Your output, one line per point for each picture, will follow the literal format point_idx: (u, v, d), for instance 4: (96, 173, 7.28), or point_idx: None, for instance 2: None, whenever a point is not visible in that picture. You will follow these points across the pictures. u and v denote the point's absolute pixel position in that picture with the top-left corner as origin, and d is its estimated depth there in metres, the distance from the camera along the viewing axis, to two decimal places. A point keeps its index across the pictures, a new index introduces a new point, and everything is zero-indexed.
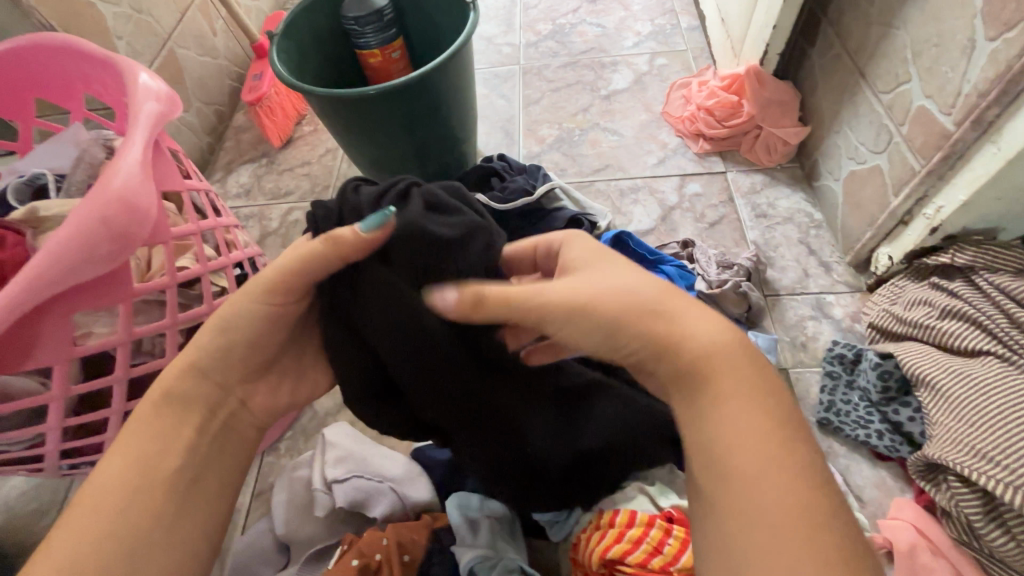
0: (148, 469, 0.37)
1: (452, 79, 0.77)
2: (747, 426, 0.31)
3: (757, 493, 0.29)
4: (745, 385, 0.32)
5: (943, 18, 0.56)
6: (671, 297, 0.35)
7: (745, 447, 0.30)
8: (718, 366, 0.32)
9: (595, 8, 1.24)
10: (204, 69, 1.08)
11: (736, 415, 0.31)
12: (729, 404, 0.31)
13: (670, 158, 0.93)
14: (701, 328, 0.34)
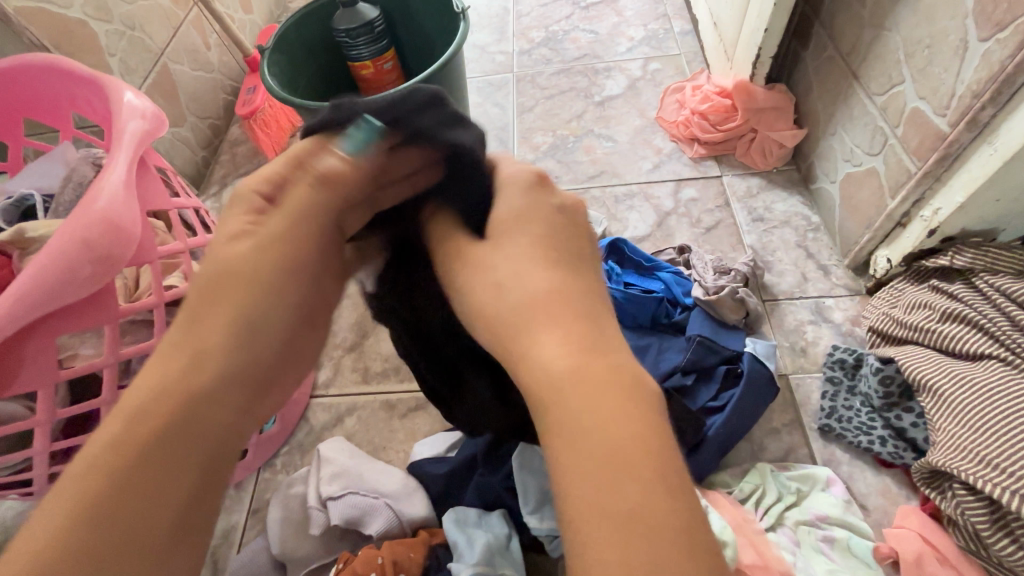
0: (117, 504, 0.28)
1: (444, 89, 0.76)
2: (596, 442, 0.24)
3: (580, 496, 0.23)
4: (604, 404, 0.25)
5: (936, 19, 0.55)
6: (548, 263, 0.31)
7: (580, 441, 0.24)
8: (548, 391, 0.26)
9: (588, 14, 1.24)
10: (198, 84, 1.08)
11: (563, 409, 0.25)
12: (567, 434, 0.25)
13: (665, 164, 0.92)
14: (550, 334, 0.28)
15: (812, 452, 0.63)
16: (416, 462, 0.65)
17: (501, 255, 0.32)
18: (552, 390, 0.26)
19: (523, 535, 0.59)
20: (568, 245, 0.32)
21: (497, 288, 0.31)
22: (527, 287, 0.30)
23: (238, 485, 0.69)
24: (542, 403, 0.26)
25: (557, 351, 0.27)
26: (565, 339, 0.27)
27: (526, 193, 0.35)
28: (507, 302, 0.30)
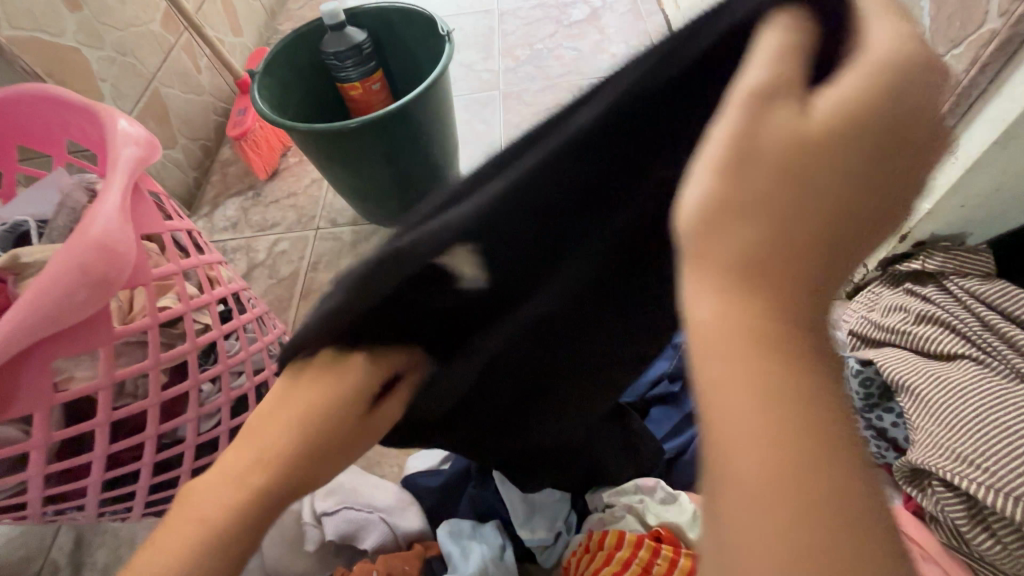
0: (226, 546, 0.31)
1: (431, 107, 0.78)
2: (774, 465, 0.18)
3: (729, 506, 0.18)
4: (798, 425, 0.18)
5: None
6: (802, 198, 0.20)
7: (750, 450, 0.18)
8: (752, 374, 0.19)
9: (571, 32, 1.28)
10: (189, 106, 1.10)
11: (739, 397, 0.19)
12: (748, 437, 0.18)
13: None
14: (760, 307, 0.19)
15: None
16: (410, 476, 0.65)
17: (764, 148, 0.20)
18: (720, 384, 0.19)
19: (518, 546, 0.60)
20: (860, 169, 0.20)
21: (723, 188, 0.20)
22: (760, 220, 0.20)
23: None
24: (705, 381, 0.20)
25: (736, 333, 0.19)
26: (780, 330, 0.19)
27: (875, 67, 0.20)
28: (703, 222, 0.20)
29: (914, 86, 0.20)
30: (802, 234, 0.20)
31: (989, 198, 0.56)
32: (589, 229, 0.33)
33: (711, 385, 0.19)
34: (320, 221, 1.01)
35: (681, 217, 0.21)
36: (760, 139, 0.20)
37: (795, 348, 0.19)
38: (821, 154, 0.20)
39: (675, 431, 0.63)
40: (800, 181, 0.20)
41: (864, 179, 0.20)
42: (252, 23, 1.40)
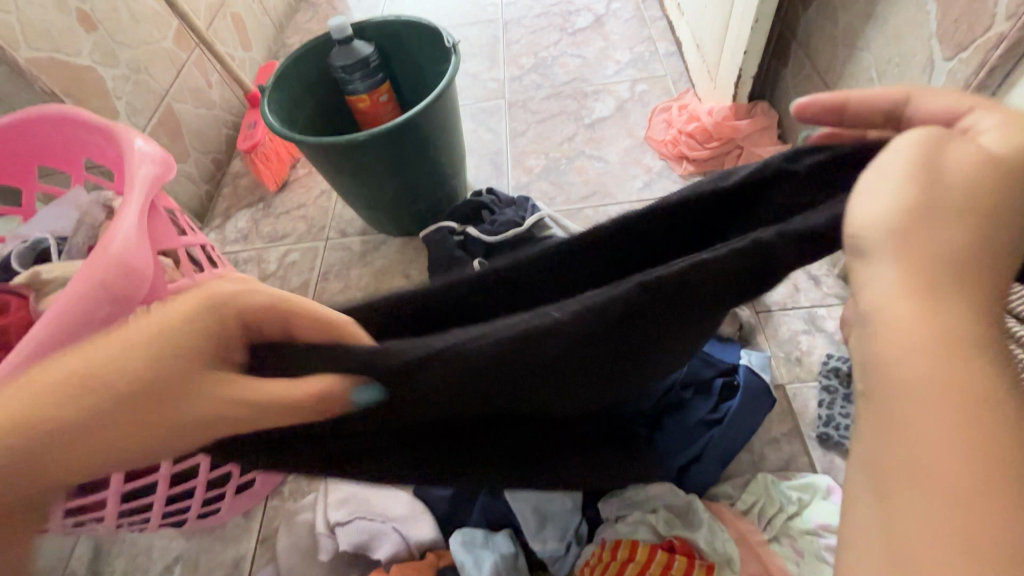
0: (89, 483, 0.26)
1: (439, 118, 0.79)
2: (961, 442, 0.18)
3: (914, 502, 0.18)
4: (989, 405, 0.18)
5: (903, 39, 0.58)
6: (983, 240, 0.20)
7: (938, 442, 0.18)
8: (941, 358, 0.19)
9: (575, 40, 1.29)
10: (201, 120, 1.12)
11: (921, 376, 0.19)
12: (930, 415, 0.18)
13: (655, 182, 0.96)
14: (942, 302, 0.20)
15: (812, 460, 0.64)
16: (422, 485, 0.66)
17: (935, 168, 0.21)
18: (910, 382, 0.19)
19: (530, 555, 0.59)
20: None
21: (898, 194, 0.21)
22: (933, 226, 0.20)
23: (247, 513, 0.70)
24: (892, 380, 0.19)
25: (931, 346, 0.19)
26: (981, 348, 0.19)
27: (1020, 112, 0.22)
28: (876, 230, 0.21)
29: None
30: (989, 253, 0.20)
31: None
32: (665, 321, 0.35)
33: (901, 378, 0.19)
34: (330, 231, 1.02)
35: (857, 228, 0.22)
36: (926, 172, 0.21)
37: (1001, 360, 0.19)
38: (998, 194, 0.21)
39: (687, 439, 0.62)
40: (972, 196, 0.21)
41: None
42: (260, 38, 1.43)
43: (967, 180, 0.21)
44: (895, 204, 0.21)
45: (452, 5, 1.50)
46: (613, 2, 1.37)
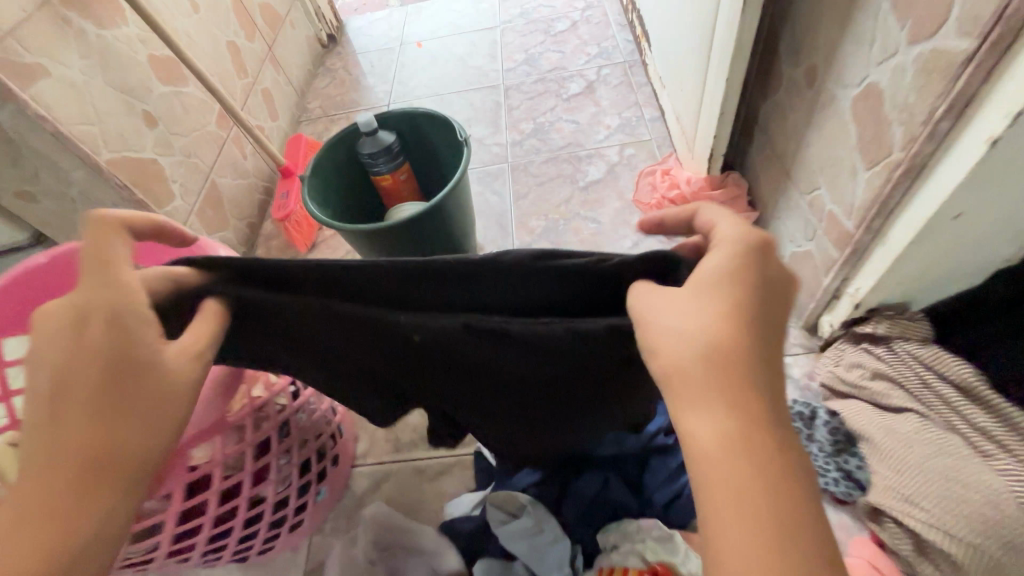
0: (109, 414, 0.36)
1: (456, 201, 0.92)
2: (736, 488, 0.32)
3: (727, 525, 0.32)
4: (738, 454, 0.33)
5: (834, 146, 0.71)
6: (729, 348, 0.36)
7: (725, 480, 0.33)
8: (711, 433, 0.34)
9: (569, 105, 1.44)
10: (238, 190, 1.27)
11: (708, 452, 0.34)
12: (710, 469, 0.33)
13: (643, 242, 1.10)
14: (706, 406, 0.35)
15: None
16: (447, 521, 0.77)
17: (683, 306, 0.38)
18: (700, 444, 0.34)
19: None
20: (761, 319, 0.37)
21: (671, 332, 0.37)
22: (689, 345, 0.36)
23: (295, 548, 0.81)
24: (697, 437, 0.34)
25: (717, 420, 0.34)
26: (729, 402, 0.35)
27: (730, 253, 0.39)
28: (663, 347, 0.37)
29: (758, 260, 0.39)
30: (732, 353, 0.36)
31: (921, 279, 0.68)
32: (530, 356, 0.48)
33: (699, 436, 0.34)
34: None
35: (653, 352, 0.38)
36: (688, 297, 0.38)
37: (752, 418, 0.34)
38: (733, 316, 0.37)
39: (668, 479, 0.74)
40: (706, 320, 0.37)
41: (748, 316, 0.37)
42: (286, 108, 1.59)
43: (717, 313, 0.37)
44: (670, 336, 0.37)
45: (458, 72, 1.66)
46: (602, 70, 1.52)
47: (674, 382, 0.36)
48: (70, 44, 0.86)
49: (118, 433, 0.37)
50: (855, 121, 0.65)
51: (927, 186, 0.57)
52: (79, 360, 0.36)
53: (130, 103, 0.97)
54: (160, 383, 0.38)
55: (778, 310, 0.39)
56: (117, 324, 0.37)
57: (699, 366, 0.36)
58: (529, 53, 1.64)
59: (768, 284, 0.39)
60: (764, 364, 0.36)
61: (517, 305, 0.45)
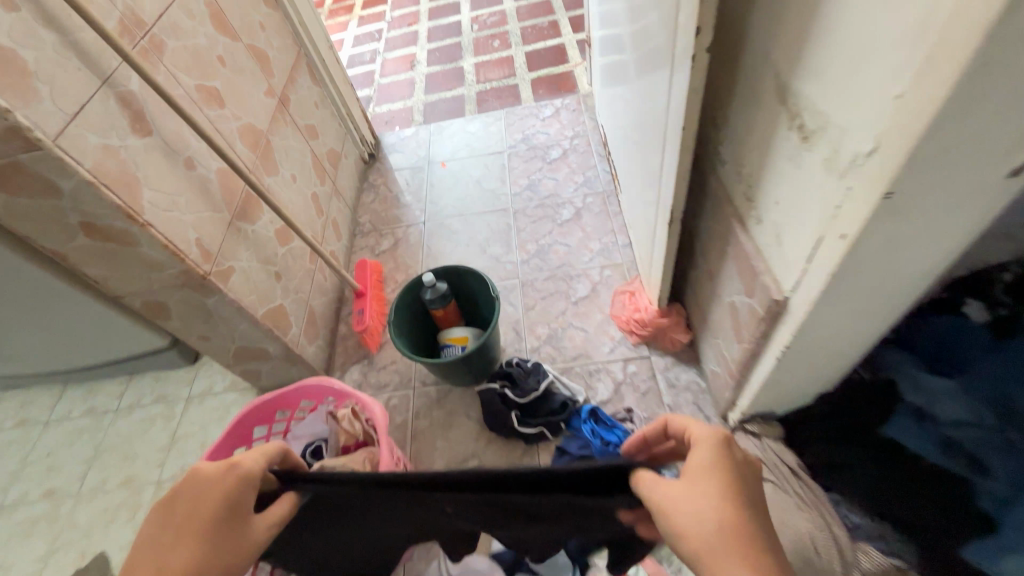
0: (206, 556, 0.65)
1: (493, 337, 1.40)
2: None
3: None
4: (757, 569, 0.57)
5: (721, 321, 1.19)
6: (728, 507, 0.62)
7: None
8: (734, 566, 0.58)
9: (562, 230, 1.92)
10: (323, 305, 1.73)
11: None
12: None
13: (617, 347, 1.57)
14: (727, 547, 0.59)
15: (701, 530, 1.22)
16: (496, 552, 1.23)
17: (686, 485, 0.65)
18: (737, 574, 0.57)
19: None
20: (737, 484, 0.65)
21: (690, 508, 0.62)
22: (701, 511, 0.62)
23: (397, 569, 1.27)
24: (728, 570, 0.58)
25: (738, 558, 0.58)
26: (738, 539, 0.60)
27: (706, 448, 0.69)
28: (688, 518, 0.62)
29: (720, 446, 0.69)
30: (727, 509, 0.62)
31: (774, 403, 1.14)
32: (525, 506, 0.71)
33: (730, 567, 0.58)
34: (415, 380, 1.62)
35: (681, 522, 0.62)
36: (688, 482, 0.65)
37: (754, 545, 0.59)
38: (720, 488, 0.64)
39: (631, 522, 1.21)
40: (702, 491, 0.64)
41: (728, 482, 0.65)
42: (345, 227, 2.06)
43: (709, 486, 0.64)
44: (690, 511, 0.62)
45: (476, 194, 2.14)
46: (587, 198, 2.01)
47: (707, 545, 0.60)
48: (240, 244, 1.33)
49: (203, 563, 0.65)
50: (728, 315, 1.13)
51: (758, 365, 1.05)
52: (210, 498, 0.68)
53: (268, 269, 1.44)
54: (243, 537, 0.68)
55: (751, 481, 0.67)
56: (230, 504, 0.69)
57: (710, 522, 0.61)
58: (530, 179, 2.13)
59: (734, 462, 0.67)
60: (748, 511, 0.62)
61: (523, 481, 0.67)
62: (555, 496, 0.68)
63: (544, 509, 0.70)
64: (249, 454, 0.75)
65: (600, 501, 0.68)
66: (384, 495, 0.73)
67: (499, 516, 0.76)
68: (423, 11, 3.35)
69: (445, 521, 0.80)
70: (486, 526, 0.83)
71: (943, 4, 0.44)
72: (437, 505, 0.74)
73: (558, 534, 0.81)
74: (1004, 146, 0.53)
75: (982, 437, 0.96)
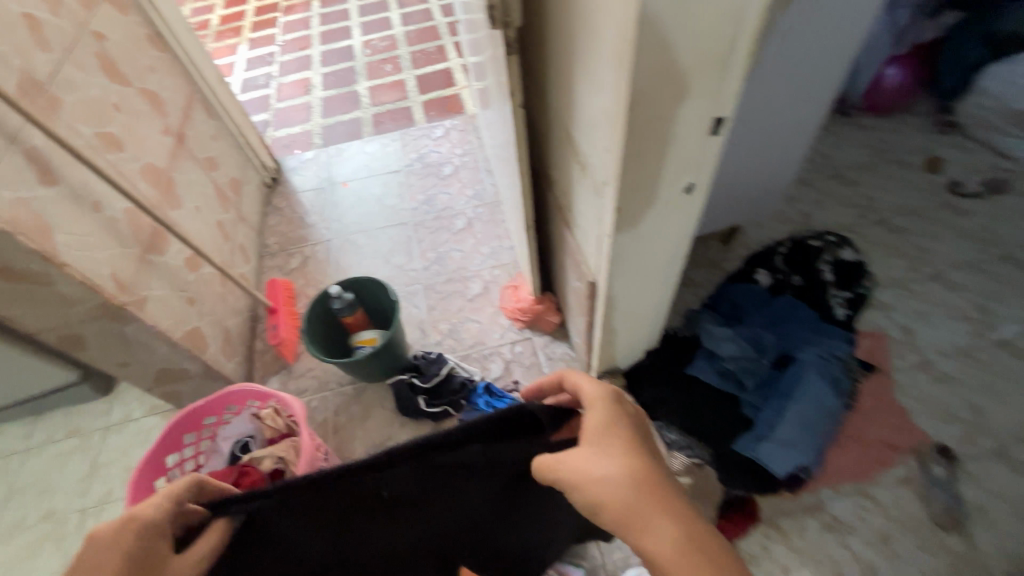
0: None
1: (397, 334, 1.64)
2: (659, 525, 0.66)
3: (666, 549, 0.64)
4: (653, 507, 0.67)
5: (571, 303, 1.53)
6: (624, 459, 0.72)
7: (655, 528, 0.66)
8: (635, 511, 0.67)
9: (457, 238, 2.20)
10: (238, 324, 1.87)
11: (640, 522, 0.67)
12: (645, 525, 0.66)
13: (506, 333, 1.88)
14: (629, 496, 0.68)
15: None
16: None
17: (584, 453, 0.74)
18: (637, 519, 0.67)
19: None
20: (627, 437, 0.75)
21: (593, 472, 0.71)
22: (602, 471, 0.71)
23: None
24: (632, 517, 0.67)
25: (640, 504, 0.67)
26: (634, 486, 0.69)
27: (600, 412, 0.78)
28: (592, 480, 0.71)
29: (611, 409, 0.79)
30: (621, 461, 0.72)
31: (615, 362, 1.48)
32: (447, 467, 0.76)
33: (630, 514, 0.67)
34: (332, 382, 1.81)
35: (587, 487, 0.71)
36: (588, 449, 0.75)
37: (648, 487, 0.69)
38: (614, 446, 0.74)
39: None
40: (599, 451, 0.74)
41: (619, 438, 0.75)
42: (253, 249, 2.19)
43: (604, 448, 0.74)
44: (591, 472, 0.72)
45: (378, 211, 2.35)
46: (477, 209, 2.30)
47: (624, 504, 0.68)
48: (152, 275, 1.46)
49: None
50: (572, 297, 1.47)
51: (594, 333, 1.40)
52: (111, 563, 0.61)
53: (181, 295, 1.57)
54: None
55: (637, 428, 0.79)
56: (143, 557, 0.63)
57: (611, 479, 0.70)
58: (427, 195, 2.39)
59: (622, 419, 0.78)
60: (638, 457, 0.73)
61: (440, 440, 0.72)
62: (471, 448, 0.75)
63: (464, 462, 0.76)
64: (144, 504, 0.66)
65: (507, 441, 0.78)
66: (307, 510, 0.71)
67: (426, 493, 0.79)
68: (314, 35, 3.48)
69: (378, 521, 0.79)
70: (419, 519, 0.83)
71: (607, 102, 0.79)
72: (362, 497, 0.73)
73: (485, 499, 0.86)
74: (669, 177, 0.88)
75: (748, 363, 1.42)
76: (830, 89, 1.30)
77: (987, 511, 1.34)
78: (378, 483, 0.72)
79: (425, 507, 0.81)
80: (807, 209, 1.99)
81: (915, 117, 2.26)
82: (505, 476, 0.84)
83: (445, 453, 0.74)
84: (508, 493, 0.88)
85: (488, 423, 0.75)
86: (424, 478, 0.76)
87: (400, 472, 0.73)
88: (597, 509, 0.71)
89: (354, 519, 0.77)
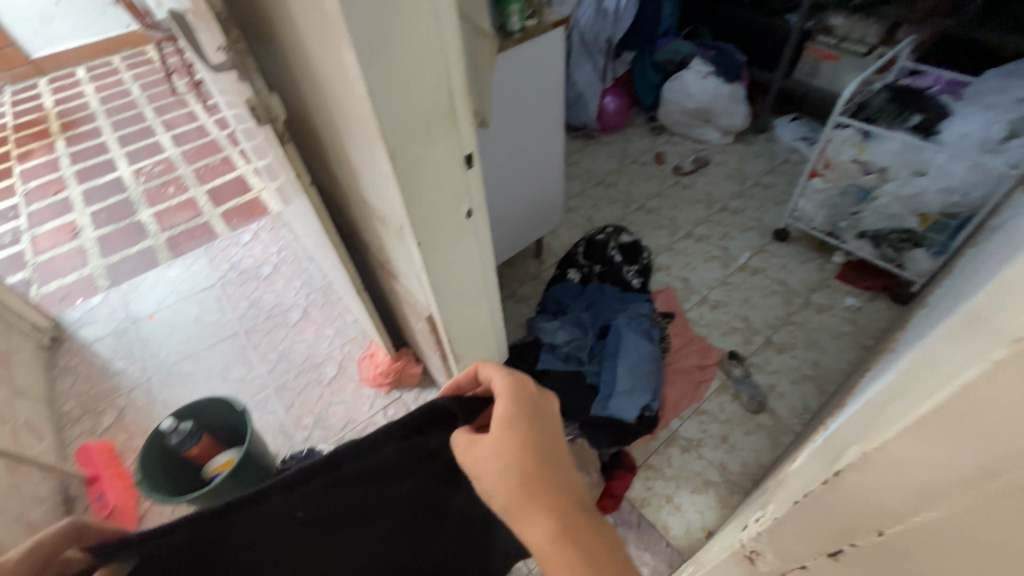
0: None
1: (253, 442, 1.52)
2: (541, 527, 0.60)
3: (543, 552, 0.59)
4: (540, 507, 0.61)
5: (423, 348, 1.63)
6: (520, 450, 0.65)
7: (536, 532, 0.60)
8: (519, 509, 0.62)
9: (297, 329, 2.15)
10: (46, 516, 1.53)
11: (523, 522, 0.61)
12: (528, 527, 0.61)
13: (375, 401, 1.88)
14: (515, 496, 0.63)
15: None
16: None
17: (482, 446, 0.68)
18: (520, 519, 0.62)
19: None
20: (531, 428, 0.68)
21: (486, 463, 0.66)
22: (494, 463, 0.66)
23: None
24: (516, 518, 0.62)
25: (524, 502, 0.62)
26: (524, 484, 0.63)
27: (507, 397, 0.71)
28: (485, 471, 0.66)
29: (518, 394, 0.72)
30: (515, 456, 0.65)
31: None
32: (361, 477, 0.72)
33: (514, 513, 0.62)
34: None
35: (480, 479, 0.67)
36: (487, 435, 0.69)
37: (538, 489, 0.62)
38: (513, 435, 0.66)
39: None
40: (497, 443, 0.66)
41: (521, 428, 0.67)
42: (46, 423, 1.83)
43: (503, 439, 0.66)
44: (485, 468, 0.67)
45: (200, 330, 2.18)
46: (309, 296, 2.29)
47: (511, 500, 0.63)
48: None
49: None
50: (422, 342, 1.56)
51: (449, 365, 1.51)
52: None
53: None
54: None
55: (545, 417, 0.71)
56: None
57: (501, 475, 0.64)
58: (251, 298, 2.29)
59: (528, 406, 0.70)
60: (539, 455, 0.65)
61: (355, 449, 0.69)
62: (386, 448, 0.72)
63: (379, 465, 0.73)
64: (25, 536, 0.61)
65: (424, 436, 0.75)
66: (211, 542, 0.65)
67: (340, 512, 0.74)
68: (68, 175, 3.13)
69: (293, 544, 0.74)
70: (340, 539, 0.78)
71: (376, 163, 0.96)
72: (267, 524, 0.68)
73: (407, 510, 0.82)
74: (451, 206, 1.07)
75: (578, 342, 1.70)
76: (556, 122, 1.70)
77: (776, 387, 1.76)
78: (290, 506, 0.68)
79: (340, 527, 0.76)
80: (588, 213, 2.44)
81: (637, 128, 2.95)
82: (430, 484, 0.82)
83: (359, 462, 0.70)
84: (431, 501, 0.84)
85: (401, 427, 0.71)
86: (337, 491, 0.71)
87: (311, 490, 0.68)
88: (489, 500, 0.67)
89: (266, 544, 0.71)
